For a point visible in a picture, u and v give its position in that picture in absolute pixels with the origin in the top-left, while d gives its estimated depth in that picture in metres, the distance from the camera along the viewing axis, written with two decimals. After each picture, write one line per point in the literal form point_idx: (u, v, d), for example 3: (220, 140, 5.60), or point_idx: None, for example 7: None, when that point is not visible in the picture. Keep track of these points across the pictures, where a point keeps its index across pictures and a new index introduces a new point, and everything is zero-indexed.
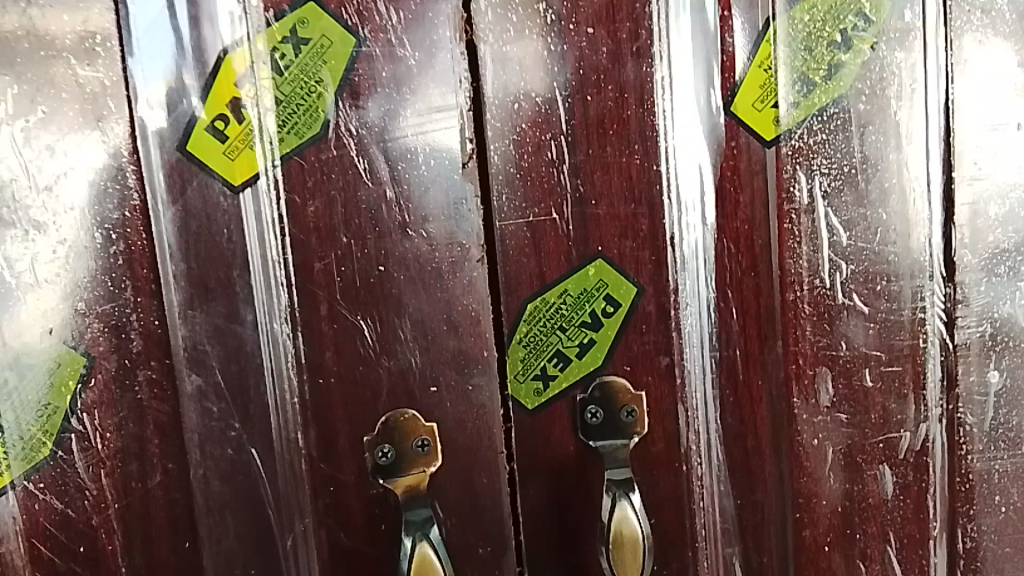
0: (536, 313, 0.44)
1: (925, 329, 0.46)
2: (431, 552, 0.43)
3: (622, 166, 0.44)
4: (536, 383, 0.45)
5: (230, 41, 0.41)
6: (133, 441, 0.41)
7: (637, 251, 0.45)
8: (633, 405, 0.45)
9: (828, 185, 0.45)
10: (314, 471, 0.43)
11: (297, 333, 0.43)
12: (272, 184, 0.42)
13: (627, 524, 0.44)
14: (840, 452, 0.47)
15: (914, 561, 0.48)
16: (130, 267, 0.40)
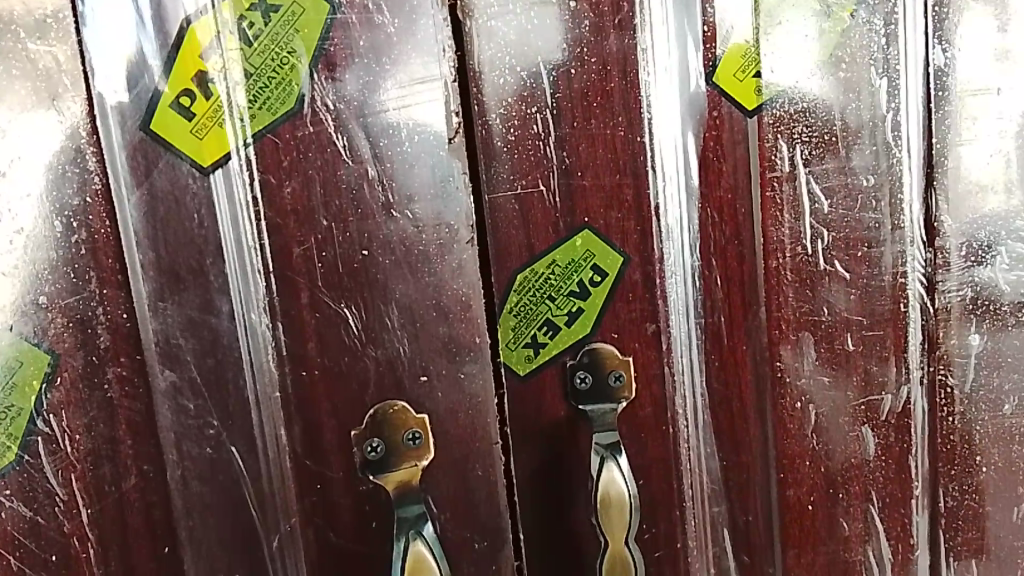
0: (526, 280, 0.44)
1: (907, 294, 0.47)
2: (424, 550, 0.42)
3: (607, 139, 0.44)
4: (527, 350, 0.45)
5: (193, 11, 0.40)
6: (104, 442, 0.40)
7: (623, 221, 0.44)
8: (621, 370, 0.45)
9: (809, 152, 0.45)
10: (300, 468, 0.43)
11: (277, 323, 0.42)
12: (244, 164, 0.41)
13: (614, 488, 0.43)
14: (823, 415, 0.48)
15: (896, 520, 0.49)
16: (94, 256, 0.39)
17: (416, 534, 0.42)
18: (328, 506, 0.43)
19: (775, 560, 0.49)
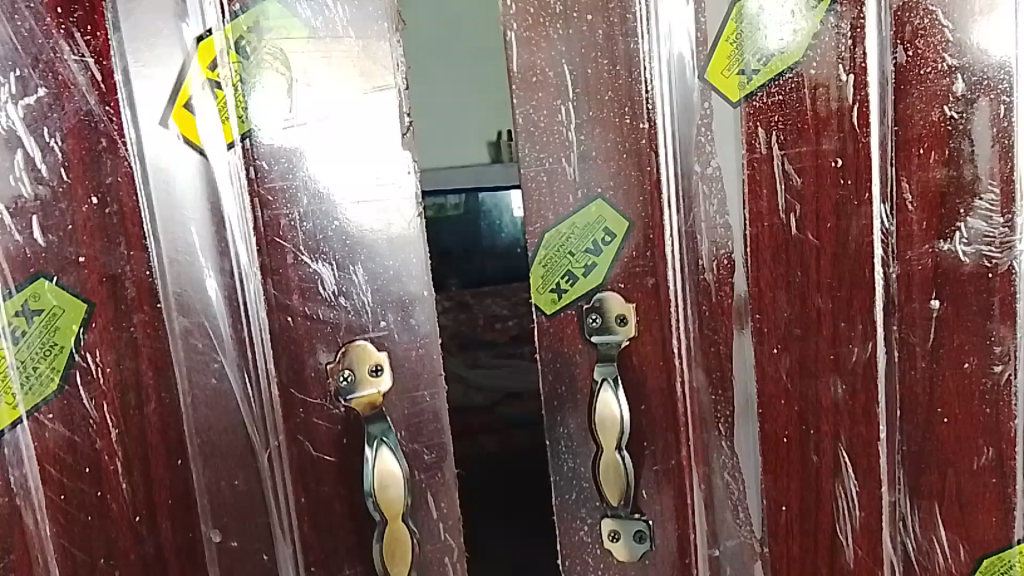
0: (553, 237, 0.50)
1: (874, 257, 0.47)
2: (389, 461, 0.47)
3: (615, 124, 0.48)
4: (552, 293, 0.50)
5: (204, 30, 0.44)
6: (129, 374, 0.46)
7: (627, 190, 0.49)
8: (626, 315, 0.50)
9: (784, 138, 0.47)
10: (279, 395, 0.47)
11: (264, 282, 0.46)
12: (240, 154, 0.45)
13: (609, 410, 0.49)
14: (795, 362, 0.49)
15: (865, 459, 0.49)
16: (123, 223, 0.45)
17: (382, 441, 0.47)
18: (302, 427, 0.48)
19: (754, 481, 0.51)
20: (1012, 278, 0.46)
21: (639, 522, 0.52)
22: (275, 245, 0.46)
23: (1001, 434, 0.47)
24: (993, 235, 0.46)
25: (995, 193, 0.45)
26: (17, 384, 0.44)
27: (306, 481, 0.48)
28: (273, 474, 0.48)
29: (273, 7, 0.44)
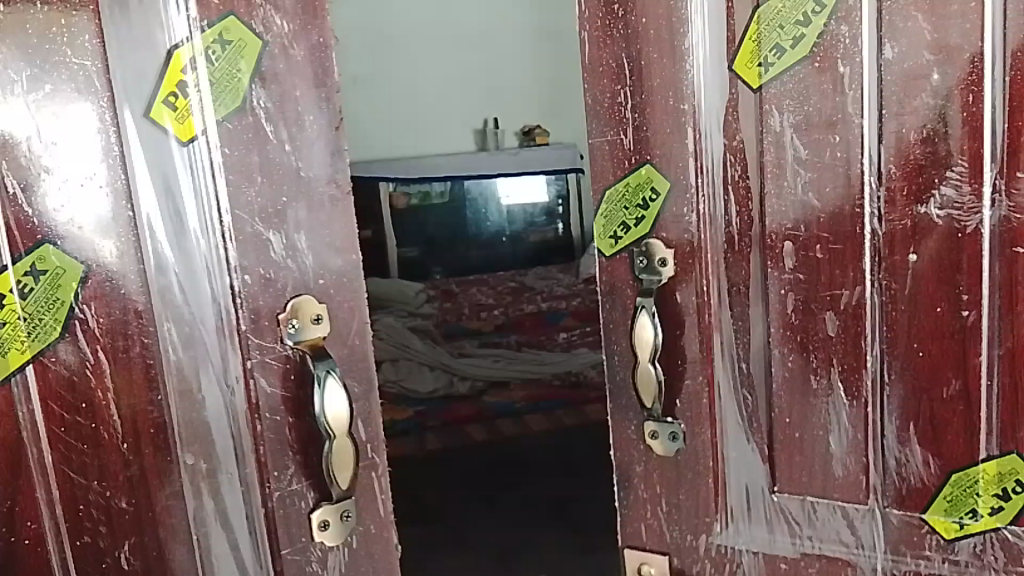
0: (614, 195, 0.77)
1: (863, 218, 0.69)
2: (335, 382, 0.68)
3: (663, 106, 0.73)
4: (612, 237, 0.79)
5: (177, 42, 0.63)
6: (118, 322, 0.66)
7: (670, 161, 0.74)
8: (666, 257, 0.76)
9: (795, 119, 0.69)
10: (245, 340, 0.68)
11: (228, 242, 0.67)
12: (205, 140, 0.65)
13: (644, 331, 0.76)
14: (798, 299, 0.72)
15: (854, 381, 0.72)
16: (115, 200, 0.64)
17: (329, 373, 0.68)
18: (262, 364, 0.69)
19: (762, 397, 0.76)
20: (977, 236, 0.65)
21: (672, 423, 0.79)
22: (234, 218, 0.67)
23: (965, 370, 0.68)
24: (960, 203, 0.65)
25: (963, 167, 0.65)
26: (33, 334, 0.65)
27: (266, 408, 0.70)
28: (237, 411, 0.69)
29: (235, 22, 0.65)
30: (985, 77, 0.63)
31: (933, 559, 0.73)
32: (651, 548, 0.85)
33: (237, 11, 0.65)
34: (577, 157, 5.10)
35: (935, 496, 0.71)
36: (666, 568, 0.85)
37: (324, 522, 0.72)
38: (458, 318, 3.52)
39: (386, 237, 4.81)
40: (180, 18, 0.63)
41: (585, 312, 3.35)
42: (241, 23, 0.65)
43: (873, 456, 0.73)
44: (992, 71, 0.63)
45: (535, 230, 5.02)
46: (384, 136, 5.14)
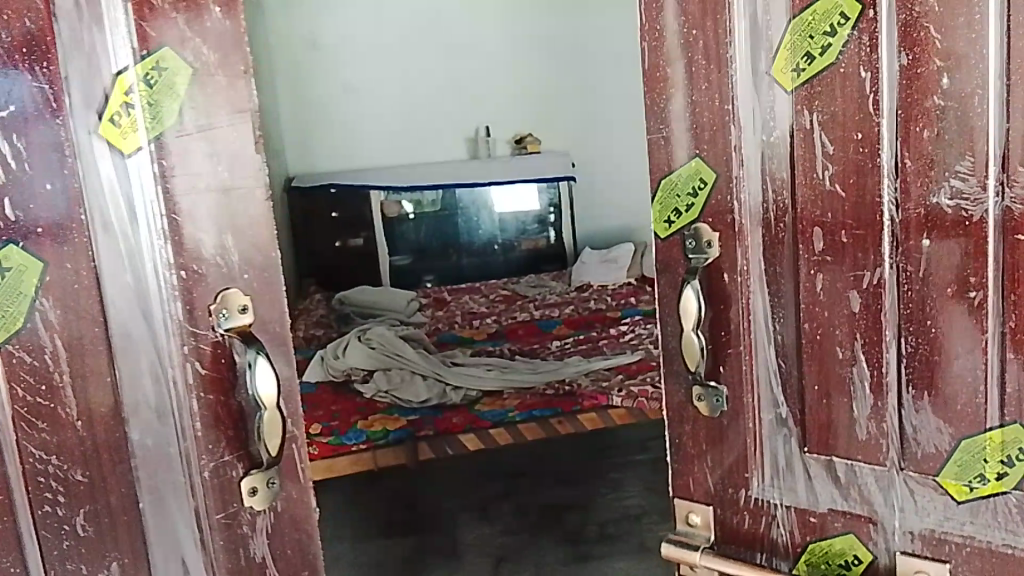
0: (666, 184, 0.84)
1: (882, 208, 0.72)
2: (262, 362, 0.75)
3: (709, 105, 0.79)
4: (665, 222, 0.85)
5: (118, 70, 0.70)
6: (74, 311, 0.72)
7: (716, 154, 0.80)
8: (712, 240, 0.82)
9: (823, 118, 0.74)
10: (182, 326, 0.75)
11: (166, 244, 0.73)
12: (145, 154, 0.72)
13: (688, 304, 0.81)
14: (826, 279, 0.77)
15: (874, 354, 0.76)
16: (69, 205, 0.70)
17: (257, 354, 0.75)
18: (194, 348, 0.76)
19: (795, 367, 0.81)
20: (983, 225, 0.68)
21: (716, 388, 0.85)
22: (171, 224, 0.73)
23: (975, 344, 0.70)
24: (967, 194, 0.68)
25: (968, 163, 0.67)
26: None
27: (197, 385, 0.76)
28: (178, 388, 0.76)
29: (170, 53, 0.71)
30: (988, 82, 0.65)
31: (944, 518, 0.76)
32: (697, 499, 0.92)
33: (170, 44, 0.71)
34: (568, 164, 5.17)
35: (945, 460, 0.74)
36: (711, 520, 0.91)
37: (252, 488, 0.79)
38: (452, 326, 3.55)
39: (377, 246, 4.90)
40: (120, 47, 0.69)
41: (577, 319, 3.39)
42: (174, 54, 0.71)
43: (891, 421, 0.76)
44: (997, 76, 0.65)
45: (527, 237, 5.10)
46: (375, 147, 5.18)
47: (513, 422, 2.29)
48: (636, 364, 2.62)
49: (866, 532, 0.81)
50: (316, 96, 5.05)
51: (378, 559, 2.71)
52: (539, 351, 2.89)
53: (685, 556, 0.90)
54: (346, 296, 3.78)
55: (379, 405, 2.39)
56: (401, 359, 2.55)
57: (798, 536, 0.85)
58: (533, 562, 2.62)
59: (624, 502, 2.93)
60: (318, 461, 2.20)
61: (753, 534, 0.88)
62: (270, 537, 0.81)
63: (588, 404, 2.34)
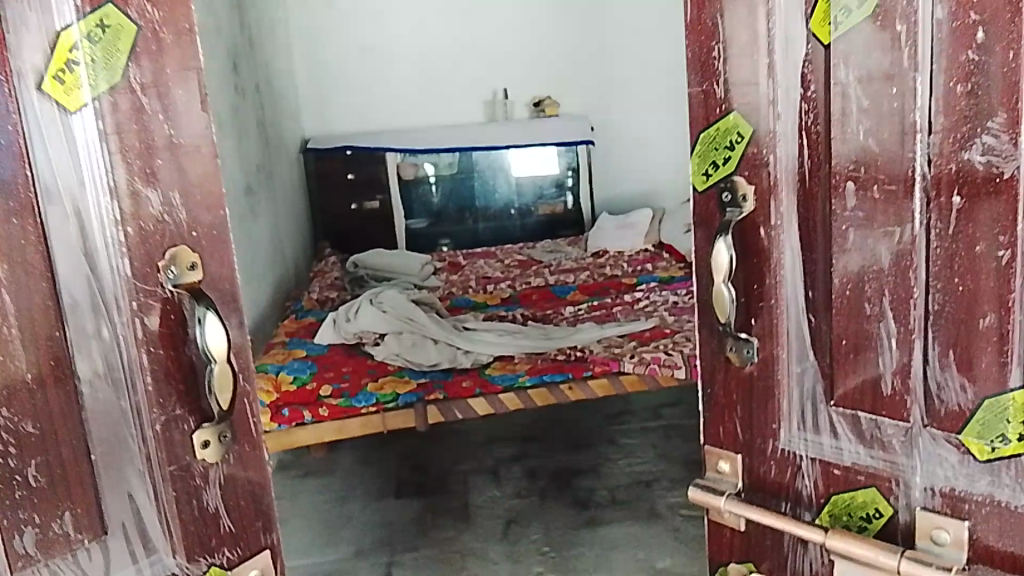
0: (704, 137, 0.80)
1: (913, 162, 0.67)
2: (214, 318, 0.68)
3: (747, 55, 0.75)
4: (703, 174, 0.81)
5: (61, 24, 0.60)
6: (20, 265, 0.60)
7: (750, 109, 0.76)
8: (746, 193, 0.78)
9: (859, 75, 0.68)
10: (133, 287, 0.66)
11: (115, 200, 0.64)
12: (91, 105, 0.62)
13: (720, 257, 0.76)
14: (856, 233, 0.72)
15: (903, 312, 0.71)
16: (9, 147, 0.59)
17: (207, 309, 0.68)
18: (146, 308, 0.67)
19: (825, 322, 0.76)
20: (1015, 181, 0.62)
21: (745, 339, 0.81)
22: (117, 182, 0.64)
23: (1001, 303, 0.65)
24: (997, 150, 0.62)
25: (1001, 118, 0.62)
26: None
27: (148, 347, 0.68)
28: (131, 355, 0.67)
29: (114, 11, 0.63)
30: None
31: (968, 479, 0.70)
32: (726, 446, 0.88)
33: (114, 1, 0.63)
34: (587, 128, 5.07)
35: (968, 418, 0.69)
36: (739, 467, 0.87)
37: (204, 440, 0.72)
38: (466, 291, 3.54)
39: (393, 209, 4.91)
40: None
41: (592, 285, 3.36)
42: (120, 11, 0.63)
43: (916, 380, 0.71)
44: None
45: (544, 202, 5.10)
46: (391, 109, 5.13)
47: (523, 388, 2.27)
48: (649, 331, 2.59)
49: (887, 486, 0.76)
50: (331, 56, 5.00)
51: (390, 517, 2.75)
52: (551, 317, 2.87)
53: (710, 502, 0.88)
54: (361, 260, 3.75)
55: (390, 367, 2.39)
56: (413, 323, 2.52)
57: (822, 487, 0.81)
58: (543, 524, 2.64)
59: (635, 467, 2.95)
60: (326, 422, 2.21)
61: (779, 483, 0.84)
62: (223, 487, 0.75)
63: (599, 369, 2.31)
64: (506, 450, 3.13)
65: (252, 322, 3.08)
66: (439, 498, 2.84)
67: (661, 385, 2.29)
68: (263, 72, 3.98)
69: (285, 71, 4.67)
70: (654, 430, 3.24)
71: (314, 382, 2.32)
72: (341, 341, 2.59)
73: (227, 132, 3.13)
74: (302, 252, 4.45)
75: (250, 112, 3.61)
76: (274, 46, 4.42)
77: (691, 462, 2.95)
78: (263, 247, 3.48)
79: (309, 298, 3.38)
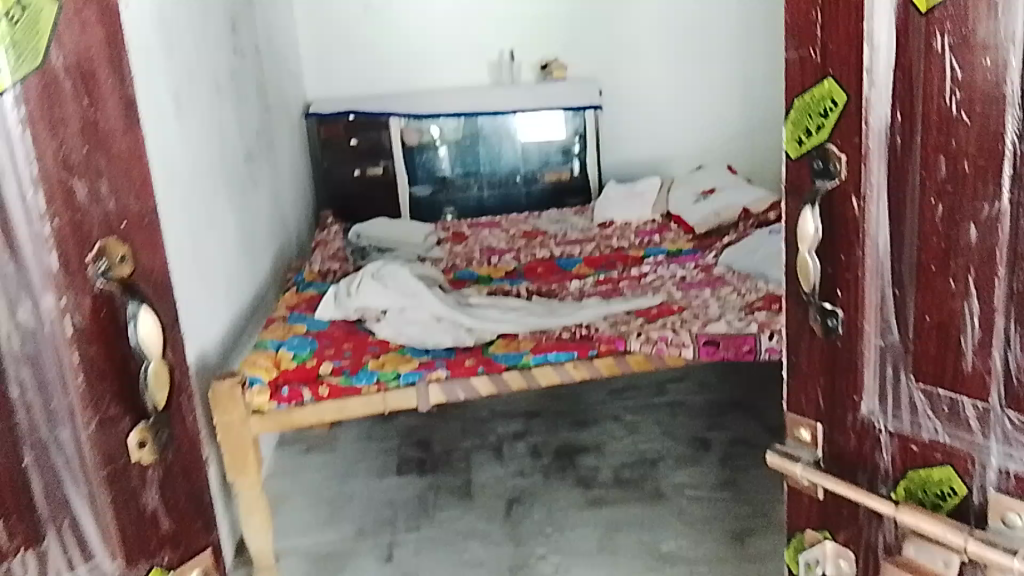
0: (800, 103, 0.86)
1: (1003, 139, 0.71)
2: (151, 314, 0.72)
3: (847, 32, 0.80)
4: (797, 140, 0.88)
5: None
6: None
7: (849, 80, 0.81)
8: (838, 161, 0.84)
9: (953, 48, 0.73)
10: (64, 284, 0.65)
11: (40, 191, 0.63)
12: (14, 92, 0.61)
13: (804, 225, 0.84)
14: (942, 208, 0.77)
15: (984, 284, 0.75)
16: None
17: (142, 305, 0.71)
18: (78, 303, 0.67)
19: (909, 291, 0.82)
20: None
21: (831, 310, 0.87)
22: (37, 175, 0.63)
23: None
24: None
25: None
26: None
27: (81, 345, 0.67)
28: (62, 354, 0.66)
29: None
30: None
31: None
32: (808, 415, 0.96)
33: None
34: (597, 91, 4.94)
35: None
36: (819, 434, 0.95)
37: (141, 440, 0.74)
38: (470, 263, 3.48)
39: (397, 175, 4.84)
40: None
41: (598, 257, 3.29)
42: None
43: (996, 351, 0.76)
44: None
45: (550, 169, 5.04)
46: (396, 73, 5.02)
47: (527, 367, 2.22)
48: (657, 307, 2.53)
49: (963, 466, 0.80)
50: (335, 16, 4.88)
51: (392, 495, 2.74)
52: (557, 292, 2.82)
53: (788, 467, 0.97)
54: (363, 230, 3.72)
55: (391, 345, 2.35)
56: (415, 299, 2.46)
57: (899, 461, 0.86)
58: (546, 503, 2.62)
59: (639, 445, 2.92)
60: (326, 402, 2.16)
61: (859, 453, 0.90)
62: (160, 486, 0.77)
63: (604, 348, 2.24)
64: (509, 426, 3.13)
65: (253, 295, 3.04)
66: (441, 476, 2.83)
67: (668, 365, 2.24)
68: (263, 33, 3.87)
69: (287, 31, 4.55)
70: (659, 407, 3.21)
71: (314, 360, 2.29)
72: (343, 317, 2.54)
73: (227, 98, 3.05)
74: (304, 219, 4.39)
75: (250, 76, 3.51)
76: (275, 6, 4.29)
77: (696, 441, 2.92)
78: (264, 216, 3.42)
79: (311, 270, 3.33)
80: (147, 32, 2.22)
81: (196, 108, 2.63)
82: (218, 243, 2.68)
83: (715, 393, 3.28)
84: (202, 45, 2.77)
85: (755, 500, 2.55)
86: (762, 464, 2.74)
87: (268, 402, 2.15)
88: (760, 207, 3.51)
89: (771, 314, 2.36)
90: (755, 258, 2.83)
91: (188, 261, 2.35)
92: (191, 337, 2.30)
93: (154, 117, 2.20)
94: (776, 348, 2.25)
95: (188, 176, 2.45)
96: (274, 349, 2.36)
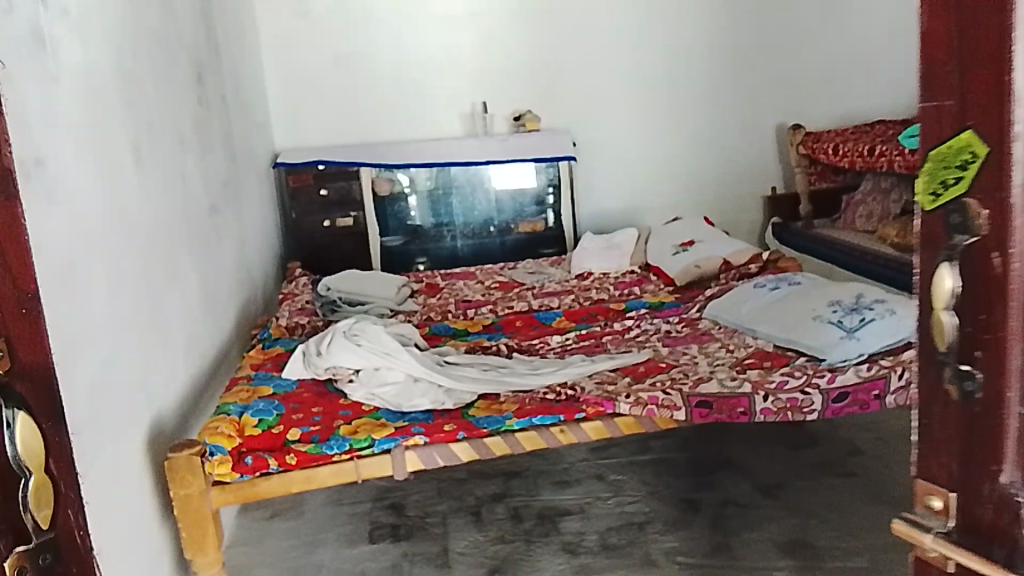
0: (937, 153, 0.65)
1: None
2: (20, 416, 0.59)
3: (990, 23, 0.59)
4: (934, 191, 0.65)
5: None
6: None
7: (988, 96, 0.60)
8: (977, 208, 0.62)
9: None
10: None
11: None
12: None
13: (944, 282, 0.63)
14: None
15: None
16: None
17: (18, 409, 0.59)
18: None
19: None
20: None
21: (966, 373, 0.64)
22: None
23: None
24: None
25: None
26: None
27: None
28: None
29: None
30: None
31: None
32: (940, 482, 0.69)
33: None
34: (571, 143, 4.88)
35: None
36: (953, 507, 0.68)
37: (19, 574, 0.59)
38: (445, 317, 3.36)
39: (368, 225, 4.74)
40: None
41: (578, 310, 3.19)
42: None
43: None
44: None
45: (524, 220, 4.98)
46: (367, 123, 4.94)
47: (510, 431, 2.08)
48: (644, 364, 2.43)
49: None
50: (305, 66, 4.80)
51: (363, 565, 2.55)
52: (538, 348, 2.70)
53: (916, 537, 0.71)
54: (333, 283, 3.57)
55: (365, 409, 2.23)
56: (390, 358, 2.29)
57: None
58: (529, 572, 2.45)
59: (625, 508, 2.77)
60: (293, 471, 2.00)
61: (995, 529, 0.64)
62: None
63: (592, 410, 2.12)
64: (487, 488, 2.97)
65: (215, 353, 2.87)
66: (416, 544, 2.65)
67: (659, 427, 2.15)
68: (230, 82, 3.76)
69: (255, 80, 4.46)
70: (642, 465, 3.08)
71: (281, 426, 2.13)
72: (316, 373, 2.41)
73: (190, 148, 2.92)
74: (270, 271, 4.24)
75: (216, 125, 3.39)
76: (243, 55, 4.20)
77: (684, 501, 2.79)
78: (227, 269, 3.27)
79: (278, 324, 3.17)
80: (106, 80, 2.10)
81: (157, 158, 2.49)
82: (177, 299, 2.52)
83: (702, 449, 3.17)
84: (164, 93, 2.65)
85: (749, 565, 2.41)
86: (754, 526, 2.62)
87: (230, 473, 1.96)
88: (740, 258, 3.44)
89: (764, 371, 2.28)
90: (741, 311, 2.74)
91: (145, 321, 2.19)
92: (147, 401, 2.13)
93: (112, 168, 2.06)
94: (772, 409, 2.13)
95: (147, 229, 2.30)
96: (236, 413, 2.19)
